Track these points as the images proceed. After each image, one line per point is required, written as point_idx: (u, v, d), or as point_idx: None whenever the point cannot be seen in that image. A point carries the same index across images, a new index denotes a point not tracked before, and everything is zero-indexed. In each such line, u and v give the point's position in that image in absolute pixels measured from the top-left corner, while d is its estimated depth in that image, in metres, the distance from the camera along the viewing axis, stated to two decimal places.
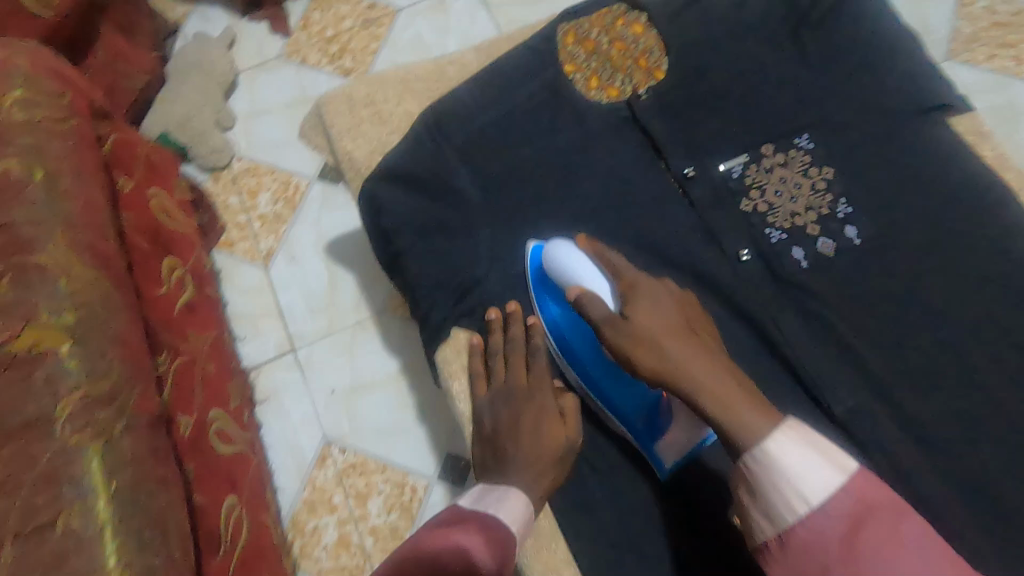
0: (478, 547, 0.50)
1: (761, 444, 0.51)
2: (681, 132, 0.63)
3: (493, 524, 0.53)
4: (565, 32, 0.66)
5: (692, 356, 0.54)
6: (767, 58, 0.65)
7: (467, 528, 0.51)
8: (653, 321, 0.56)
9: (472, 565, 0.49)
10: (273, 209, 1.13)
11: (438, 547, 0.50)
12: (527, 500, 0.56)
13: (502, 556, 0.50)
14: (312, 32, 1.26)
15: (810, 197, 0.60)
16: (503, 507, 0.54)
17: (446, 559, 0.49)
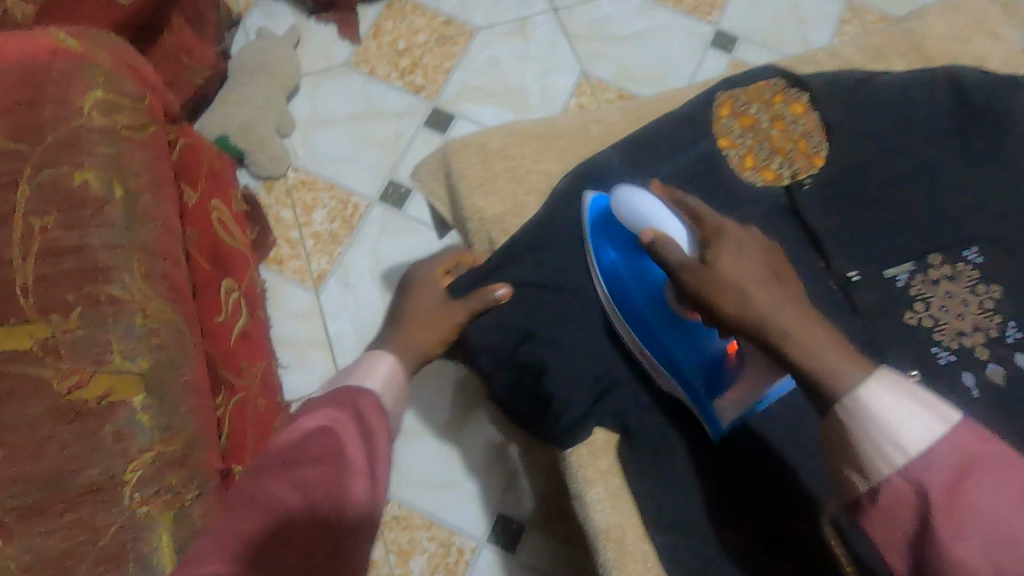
0: (337, 418, 0.47)
1: (848, 392, 0.40)
2: (841, 229, 0.58)
3: (353, 392, 0.50)
4: (722, 102, 0.61)
5: (780, 301, 0.45)
6: (935, 157, 0.61)
7: (318, 406, 0.48)
8: (733, 265, 0.47)
9: (335, 439, 0.45)
10: (329, 227, 1.06)
11: (290, 437, 0.46)
12: (392, 361, 0.54)
13: (365, 417, 0.48)
14: (383, 42, 1.18)
15: (978, 317, 0.56)
16: (362, 374, 0.52)
17: (306, 449, 0.45)
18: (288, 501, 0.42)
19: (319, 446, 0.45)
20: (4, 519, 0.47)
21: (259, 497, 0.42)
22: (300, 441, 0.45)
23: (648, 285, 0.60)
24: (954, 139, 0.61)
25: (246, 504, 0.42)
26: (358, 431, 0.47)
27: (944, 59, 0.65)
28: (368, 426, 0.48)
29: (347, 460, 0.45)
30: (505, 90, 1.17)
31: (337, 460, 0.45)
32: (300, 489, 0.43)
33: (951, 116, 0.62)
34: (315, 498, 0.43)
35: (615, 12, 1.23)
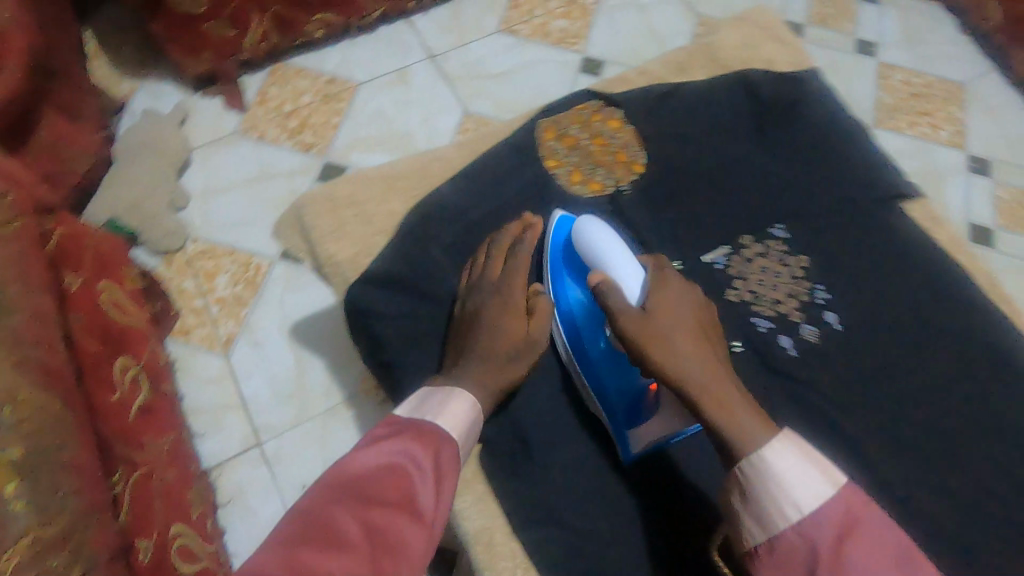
0: (417, 463, 0.53)
1: (758, 452, 0.52)
2: (663, 226, 0.66)
3: (432, 433, 0.55)
4: (544, 128, 0.69)
5: (699, 367, 0.57)
6: (735, 147, 0.69)
7: (404, 442, 0.54)
8: (667, 321, 0.59)
9: (407, 481, 0.51)
10: (233, 291, 1.08)
11: (374, 467, 0.52)
12: (477, 404, 0.59)
13: (440, 466, 0.53)
14: (269, 107, 1.23)
15: (790, 284, 0.65)
16: (448, 415, 0.57)
17: (381, 483, 0.51)
18: (354, 532, 0.47)
19: (395, 484, 0.51)
20: None
21: (335, 522, 0.48)
22: (375, 472, 0.51)
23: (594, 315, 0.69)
24: (754, 131, 0.70)
25: (313, 529, 0.47)
26: (430, 481, 0.52)
27: (738, 64, 0.74)
28: (433, 473, 0.53)
29: (417, 505, 0.50)
30: (393, 137, 1.23)
31: (409, 497, 0.51)
32: (372, 520, 0.48)
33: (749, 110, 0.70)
34: (379, 535, 0.47)
35: (489, 52, 1.32)
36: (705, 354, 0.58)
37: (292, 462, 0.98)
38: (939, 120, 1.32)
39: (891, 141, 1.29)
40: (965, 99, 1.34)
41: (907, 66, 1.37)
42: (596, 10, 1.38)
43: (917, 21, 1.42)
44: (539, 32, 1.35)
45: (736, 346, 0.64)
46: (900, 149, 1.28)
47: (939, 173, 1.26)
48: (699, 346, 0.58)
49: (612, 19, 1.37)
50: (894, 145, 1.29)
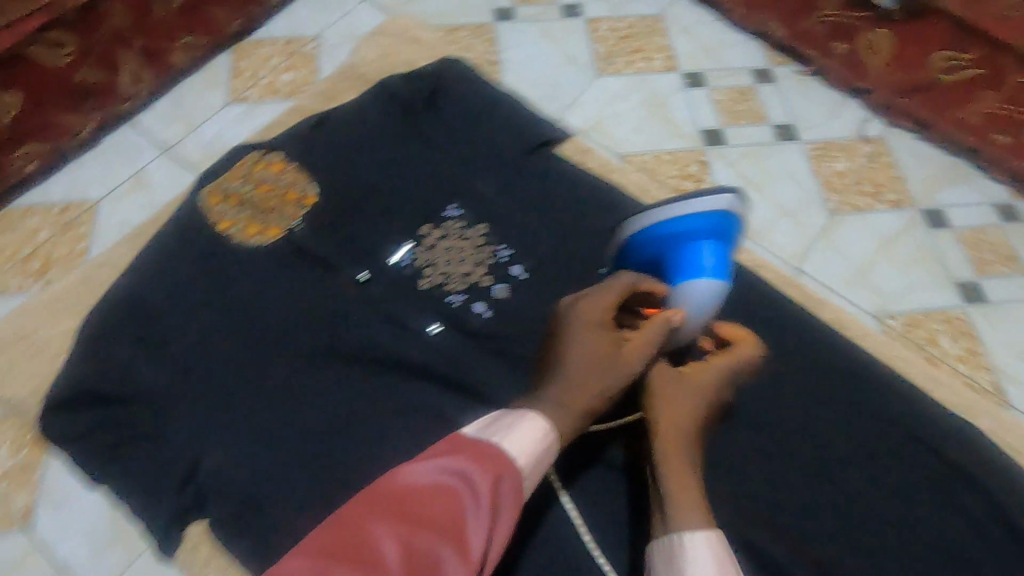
0: (466, 487, 0.56)
1: (680, 533, 0.64)
2: (340, 242, 0.89)
3: (497, 458, 0.59)
4: (212, 197, 0.90)
5: (681, 446, 0.70)
6: (386, 180, 0.93)
7: (462, 461, 0.58)
8: (688, 401, 0.73)
9: (456, 510, 0.55)
10: (15, 458, 0.99)
11: (429, 485, 0.57)
12: (550, 438, 0.64)
13: (496, 494, 0.56)
14: (4, 257, 1.16)
15: (477, 254, 0.89)
16: (519, 442, 0.61)
17: (434, 505, 0.55)
18: (382, 552, 0.51)
19: (440, 510, 0.54)
20: None
21: (367, 537, 0.52)
22: (431, 493, 0.56)
23: (649, 257, 0.80)
24: (383, 155, 0.95)
25: (358, 541, 0.52)
26: (483, 507, 0.55)
27: None
28: (488, 500, 0.55)
29: (467, 535, 0.53)
30: None
31: (456, 522, 0.54)
32: (415, 541, 0.52)
33: (384, 143, 0.96)
34: (419, 556, 0.51)
35: (223, 125, 1.31)
36: (683, 435, 0.71)
37: None
38: (649, 52, 1.46)
39: (616, 84, 1.42)
40: (665, 27, 1.50)
41: (609, 15, 1.51)
42: (318, 52, 1.41)
43: None
44: (268, 91, 1.36)
45: (434, 327, 0.84)
46: (624, 88, 1.41)
47: (663, 97, 1.41)
48: (678, 429, 0.71)
49: (334, 55, 1.41)
50: (619, 86, 1.42)
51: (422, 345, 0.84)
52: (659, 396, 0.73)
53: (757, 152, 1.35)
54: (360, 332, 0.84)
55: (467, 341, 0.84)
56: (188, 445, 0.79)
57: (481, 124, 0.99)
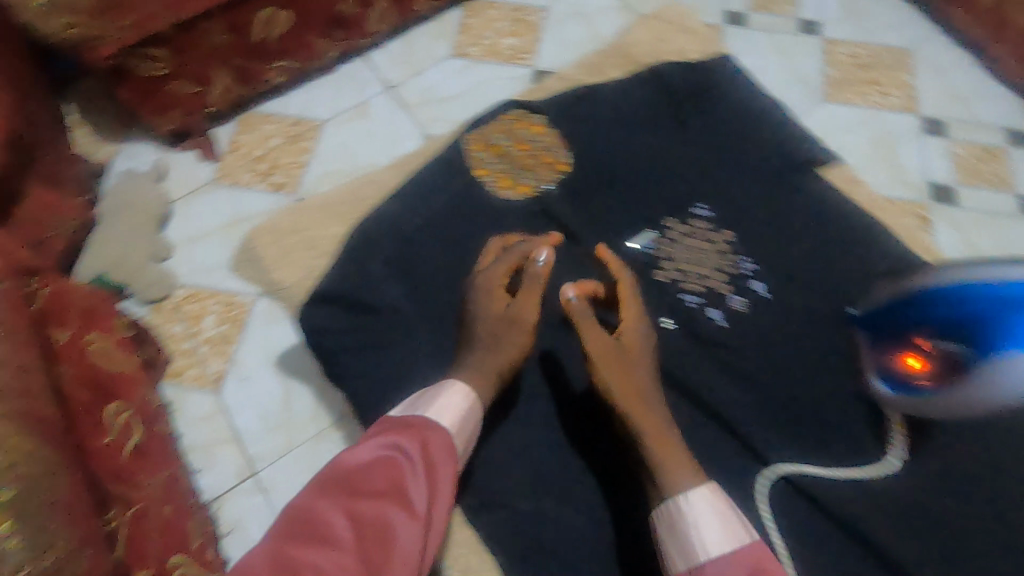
0: (405, 457, 0.72)
1: (680, 497, 0.73)
2: (586, 215, 0.95)
3: (418, 427, 0.75)
4: (476, 143, 0.98)
5: (648, 407, 0.79)
6: (642, 167, 0.98)
7: (393, 437, 0.74)
8: (639, 374, 0.81)
9: (399, 480, 0.70)
10: (220, 329, 1.13)
11: (371, 461, 0.71)
12: (466, 398, 0.80)
13: (427, 455, 0.73)
14: (241, 154, 1.30)
15: (720, 261, 0.94)
16: (434, 411, 0.78)
17: (376, 476, 0.70)
18: (338, 524, 0.66)
19: (384, 479, 0.70)
20: None
21: (325, 515, 0.67)
22: (374, 466, 0.71)
23: (966, 313, 0.74)
24: (647, 140, 0.99)
25: (331, 510, 0.67)
26: (411, 470, 0.71)
27: None
28: (420, 462, 0.72)
29: (408, 492, 0.69)
30: (359, 167, 1.28)
31: (399, 488, 0.69)
32: (361, 508, 0.67)
33: (648, 130, 1.00)
34: (373, 514, 0.66)
35: (445, 76, 1.38)
36: (642, 397, 0.79)
37: (288, 487, 1.01)
38: (888, 87, 1.34)
39: (842, 113, 1.31)
40: (912, 63, 1.37)
41: (851, 38, 1.40)
42: (543, 24, 1.44)
43: None
44: (490, 51, 1.41)
45: (668, 321, 0.92)
46: (851, 119, 1.30)
47: (893, 138, 1.28)
48: (641, 393, 0.80)
49: (559, 30, 1.43)
50: (846, 116, 1.31)
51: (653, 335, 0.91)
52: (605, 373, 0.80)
53: (991, 221, 1.20)
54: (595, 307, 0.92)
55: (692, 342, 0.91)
56: (407, 362, 0.89)
57: (748, 133, 1.00)
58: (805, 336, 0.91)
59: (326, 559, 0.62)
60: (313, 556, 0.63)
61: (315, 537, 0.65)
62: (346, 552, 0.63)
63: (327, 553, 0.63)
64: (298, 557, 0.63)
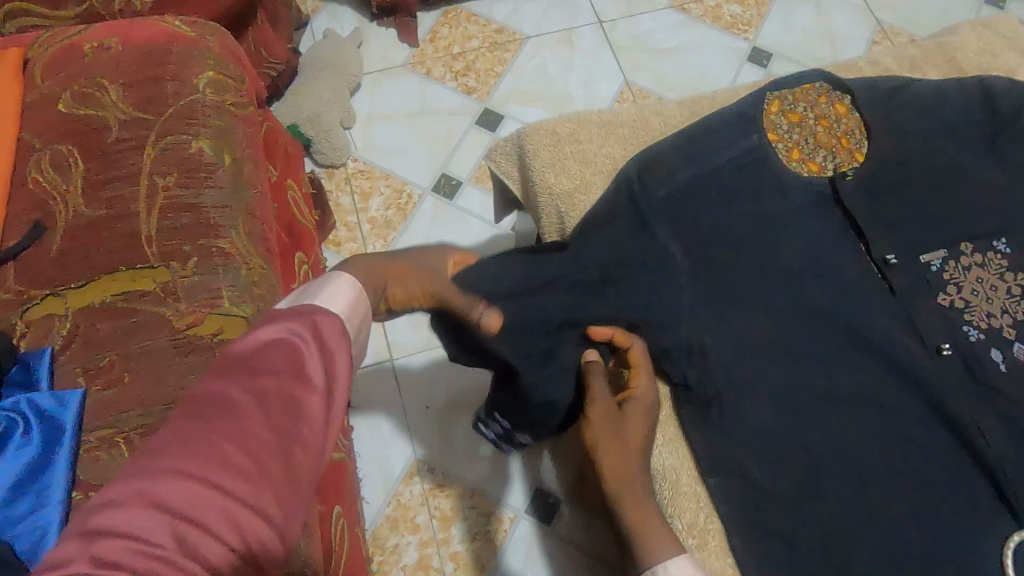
0: (299, 334, 0.38)
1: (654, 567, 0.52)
2: (882, 201, 0.64)
3: (309, 307, 0.40)
4: (771, 100, 0.67)
5: (632, 477, 0.58)
6: (955, 151, 0.66)
7: (274, 317, 0.38)
8: (623, 441, 0.59)
9: (300, 366, 0.37)
10: (384, 214, 1.13)
11: (245, 352, 0.36)
12: (354, 286, 0.44)
13: (329, 336, 0.39)
14: (439, 46, 1.27)
15: (1006, 301, 0.60)
16: (324, 295, 0.42)
17: (280, 343, 0.37)
18: (236, 414, 0.34)
19: (280, 356, 0.37)
20: (130, 434, 0.56)
21: (201, 405, 0.34)
22: (269, 340, 0.37)
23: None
24: (977, 125, 0.67)
25: (197, 405, 0.34)
26: (317, 346, 0.38)
27: (976, 69, 0.72)
28: (325, 336, 0.39)
29: (310, 372, 0.37)
30: (553, 93, 1.25)
31: (302, 369, 0.37)
32: (259, 391, 0.35)
33: (985, 113, 0.68)
34: (286, 392, 0.36)
35: (659, 26, 1.31)
36: (636, 466, 0.59)
37: (423, 386, 1.01)
38: None
39: None
40: None
41: None
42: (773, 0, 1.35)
43: None
44: (711, 14, 1.33)
45: (945, 348, 0.59)
46: None
47: None
48: (629, 468, 0.58)
49: (787, 10, 1.34)
50: None
51: (937, 378, 0.58)
52: (601, 422, 0.60)
53: None
54: (865, 318, 0.60)
55: (1013, 425, 0.56)
56: None
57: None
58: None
59: (205, 469, 0.32)
60: (170, 472, 0.32)
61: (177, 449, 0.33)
62: (245, 447, 0.33)
63: (213, 451, 0.33)
64: (145, 478, 0.32)
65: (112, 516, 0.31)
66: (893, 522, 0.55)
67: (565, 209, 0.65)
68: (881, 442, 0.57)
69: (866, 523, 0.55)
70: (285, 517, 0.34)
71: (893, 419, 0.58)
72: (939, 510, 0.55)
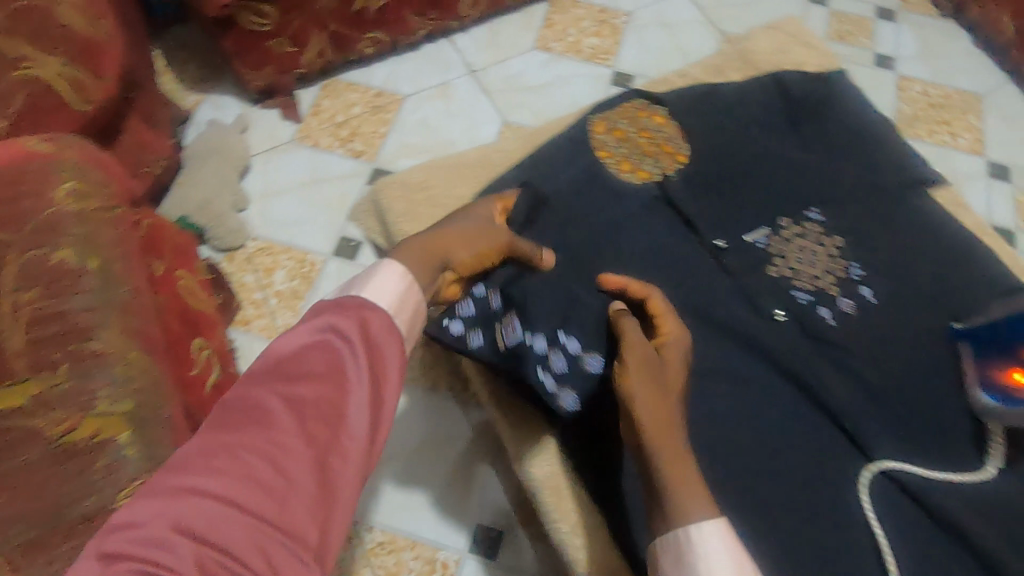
0: (341, 339, 0.50)
1: (690, 525, 0.48)
2: (706, 194, 0.71)
3: (357, 305, 0.52)
4: (596, 123, 0.75)
5: (671, 425, 0.54)
6: (762, 140, 0.74)
7: (321, 324, 0.50)
8: (655, 384, 0.56)
9: (339, 369, 0.49)
10: (290, 285, 1.15)
11: (299, 355, 0.49)
12: (401, 270, 0.55)
13: (369, 338, 0.51)
14: (322, 118, 1.33)
15: (827, 263, 0.68)
16: (372, 290, 0.53)
17: (310, 358, 0.49)
18: (278, 421, 0.46)
19: (320, 364, 0.48)
20: (12, 555, 0.55)
21: (255, 415, 0.46)
22: (305, 352, 0.49)
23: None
24: (776, 114, 0.76)
25: (244, 414, 0.46)
26: (355, 350, 0.50)
27: (771, 66, 0.81)
28: (362, 344, 0.50)
29: (346, 379, 0.49)
30: (438, 144, 1.31)
31: (335, 377, 0.49)
32: (297, 401, 0.47)
33: (786, 103, 0.77)
34: (312, 403, 0.47)
35: (526, 67, 1.41)
36: (668, 411, 0.55)
37: None
38: (957, 129, 1.37)
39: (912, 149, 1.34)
40: (982, 109, 1.39)
41: (924, 79, 1.43)
42: (625, 28, 1.47)
43: (932, 38, 1.49)
44: (572, 48, 1.44)
45: (779, 314, 0.65)
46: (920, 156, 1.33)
47: (960, 179, 1.31)
48: (663, 411, 0.55)
49: (640, 35, 1.46)
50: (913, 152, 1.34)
51: (779, 343, 0.64)
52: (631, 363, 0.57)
53: None
54: (707, 301, 0.66)
55: (848, 371, 0.63)
56: None
57: (875, 144, 0.75)
58: (933, 345, 0.65)
59: (241, 476, 0.44)
60: (217, 481, 0.43)
61: (211, 458, 0.44)
62: (270, 457, 0.45)
63: (240, 466, 0.44)
64: (197, 485, 0.43)
65: (153, 530, 0.41)
66: (760, 484, 0.59)
67: None
68: (738, 411, 0.62)
69: (738, 488, 0.59)
70: (320, 511, 0.45)
71: (747, 387, 0.63)
72: (796, 462, 0.60)
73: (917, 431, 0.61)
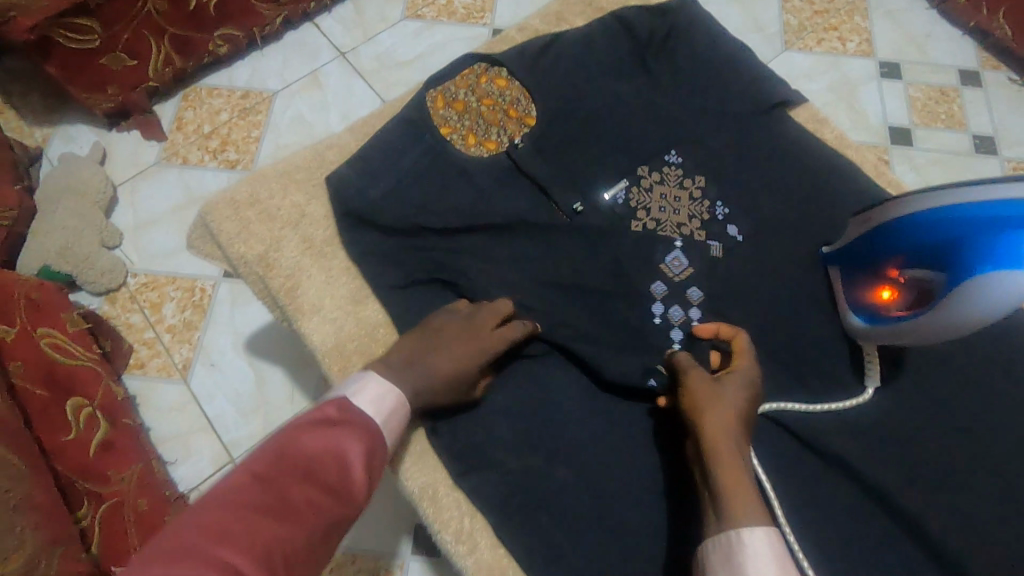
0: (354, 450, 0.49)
1: (737, 528, 0.46)
2: (559, 160, 0.70)
3: (367, 422, 0.52)
4: (435, 97, 0.70)
5: (732, 440, 0.52)
6: (604, 94, 0.72)
7: (342, 430, 0.50)
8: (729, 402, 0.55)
9: (346, 477, 0.48)
10: (181, 317, 1.08)
11: (312, 455, 0.47)
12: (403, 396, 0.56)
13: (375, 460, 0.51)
14: (188, 131, 1.23)
15: (690, 207, 0.69)
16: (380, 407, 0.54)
17: (326, 463, 0.47)
18: (289, 516, 0.44)
19: (337, 470, 0.48)
20: None
21: (268, 503, 0.44)
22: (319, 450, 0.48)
23: (937, 239, 0.56)
24: (618, 62, 0.74)
25: (260, 498, 0.44)
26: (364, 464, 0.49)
27: (612, 6, 0.77)
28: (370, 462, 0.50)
29: (353, 489, 0.48)
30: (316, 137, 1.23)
31: (344, 484, 0.48)
32: (311, 497, 0.45)
33: (627, 49, 0.74)
34: (323, 505, 0.46)
35: (397, 40, 1.32)
36: (735, 432, 0.53)
37: None
38: (845, 33, 1.34)
39: (802, 62, 1.31)
40: (867, 8, 1.36)
41: None
42: None
43: None
44: (445, 11, 1.35)
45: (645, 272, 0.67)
46: (809, 68, 1.31)
47: (852, 85, 1.29)
48: (725, 427, 0.53)
49: None
50: (804, 65, 1.31)
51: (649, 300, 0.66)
52: (698, 388, 0.56)
53: (947, 160, 1.23)
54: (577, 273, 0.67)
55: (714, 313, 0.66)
56: None
57: (721, 74, 0.74)
58: (792, 275, 0.67)
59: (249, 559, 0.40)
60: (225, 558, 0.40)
61: (226, 533, 0.41)
62: (281, 550, 0.42)
63: (251, 549, 0.41)
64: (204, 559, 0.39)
65: None
66: None
67: (260, 271, 0.67)
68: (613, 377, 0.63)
69: None
70: None
71: None
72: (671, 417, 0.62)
73: (787, 362, 0.65)
